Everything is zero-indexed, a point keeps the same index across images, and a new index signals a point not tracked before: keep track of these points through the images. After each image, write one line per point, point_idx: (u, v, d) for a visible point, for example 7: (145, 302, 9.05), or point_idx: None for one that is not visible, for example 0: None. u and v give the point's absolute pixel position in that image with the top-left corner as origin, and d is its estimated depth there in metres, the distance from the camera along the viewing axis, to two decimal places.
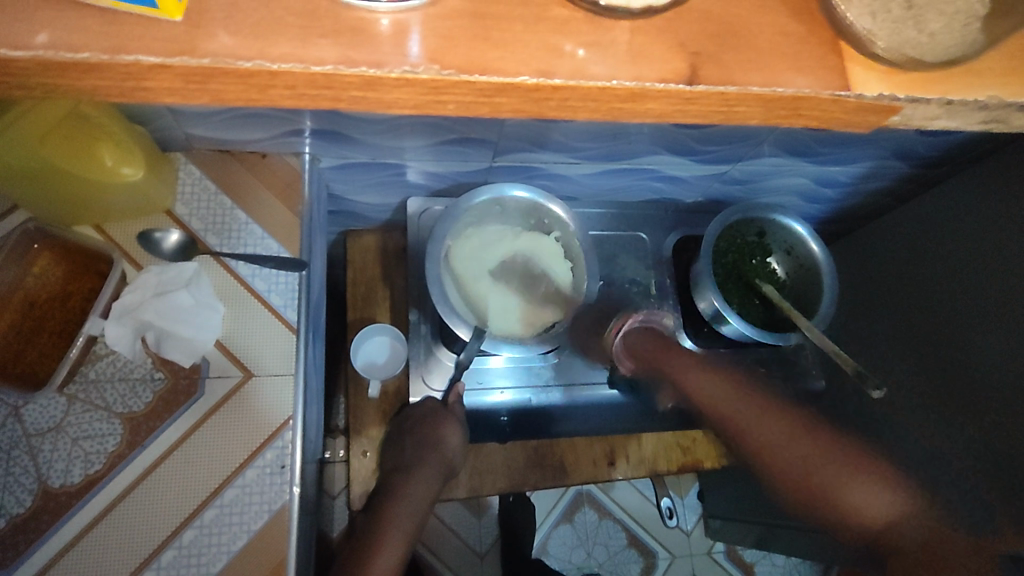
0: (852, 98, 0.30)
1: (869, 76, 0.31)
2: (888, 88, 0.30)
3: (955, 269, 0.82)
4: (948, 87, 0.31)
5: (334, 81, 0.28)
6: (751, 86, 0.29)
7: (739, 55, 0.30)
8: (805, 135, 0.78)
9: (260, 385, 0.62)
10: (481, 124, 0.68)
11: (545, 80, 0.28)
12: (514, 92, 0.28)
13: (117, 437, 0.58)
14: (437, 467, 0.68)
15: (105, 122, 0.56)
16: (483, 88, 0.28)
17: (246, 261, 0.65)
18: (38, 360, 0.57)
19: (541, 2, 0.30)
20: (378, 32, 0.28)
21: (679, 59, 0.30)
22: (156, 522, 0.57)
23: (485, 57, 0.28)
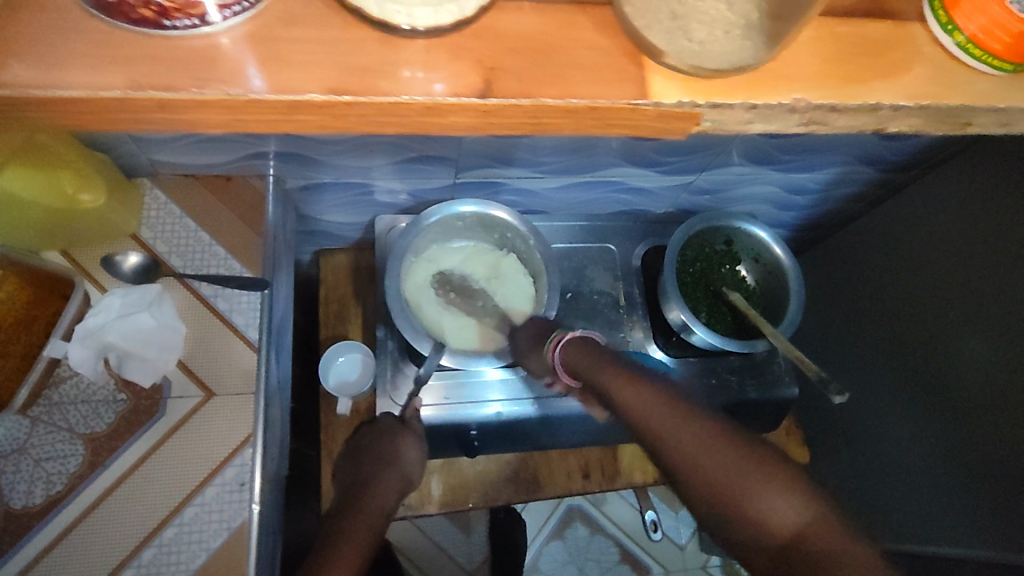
0: (649, 106, 0.32)
1: (668, 84, 0.32)
2: (686, 94, 0.32)
3: (926, 269, 0.82)
4: (764, 89, 0.33)
5: (111, 106, 0.29)
6: (544, 98, 0.31)
7: (544, 68, 0.32)
8: (767, 143, 0.79)
9: (220, 405, 0.63)
10: (439, 142, 0.69)
11: (335, 97, 0.30)
12: (310, 110, 0.30)
13: (78, 458, 0.59)
14: (394, 481, 0.70)
15: (62, 151, 0.56)
16: (276, 107, 0.30)
17: (209, 281, 0.66)
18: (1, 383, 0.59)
19: (336, 24, 0.32)
20: (186, 57, 0.30)
21: (476, 74, 0.31)
22: (117, 540, 0.58)
23: (286, 79, 0.30)
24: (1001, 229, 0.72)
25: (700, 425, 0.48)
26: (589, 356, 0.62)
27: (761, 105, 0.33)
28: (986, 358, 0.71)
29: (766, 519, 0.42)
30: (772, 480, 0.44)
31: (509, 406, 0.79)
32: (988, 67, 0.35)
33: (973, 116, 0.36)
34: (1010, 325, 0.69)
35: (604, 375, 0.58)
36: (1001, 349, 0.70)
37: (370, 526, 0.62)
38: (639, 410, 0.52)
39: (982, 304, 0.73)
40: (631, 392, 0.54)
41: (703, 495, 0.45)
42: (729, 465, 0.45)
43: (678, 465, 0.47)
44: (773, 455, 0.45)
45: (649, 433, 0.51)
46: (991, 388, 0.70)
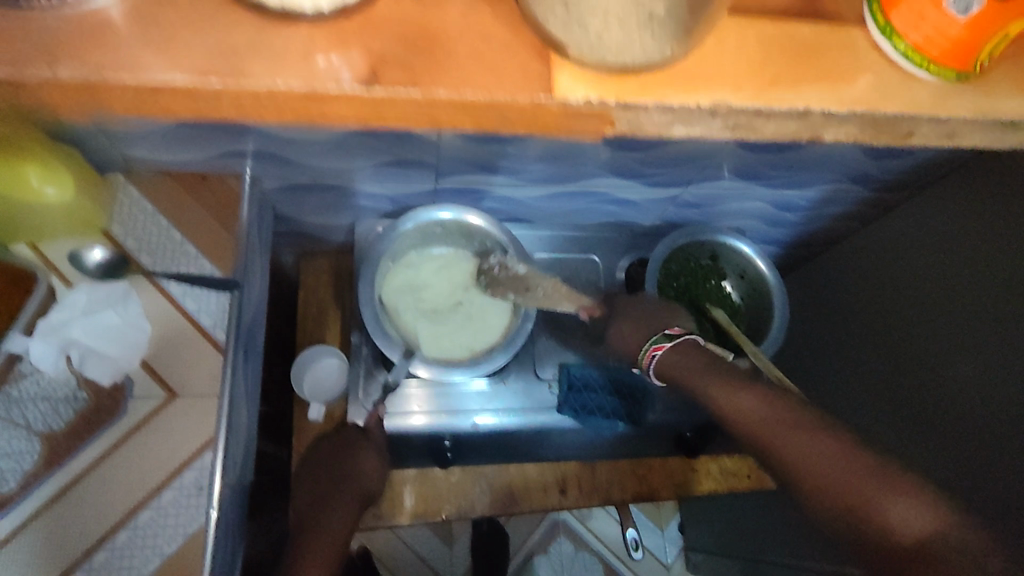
0: (550, 101, 0.31)
1: (572, 81, 0.32)
2: (592, 90, 0.32)
3: (917, 292, 0.80)
4: (663, 91, 0.32)
5: None
6: (436, 90, 0.30)
7: (439, 61, 0.31)
8: (755, 159, 0.78)
9: (183, 407, 0.62)
10: (416, 146, 0.68)
11: (199, 82, 0.29)
12: (180, 93, 0.29)
13: (34, 457, 0.57)
14: (351, 498, 0.69)
15: (27, 143, 0.55)
16: (138, 88, 0.29)
17: (178, 280, 0.65)
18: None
19: (225, 12, 0.31)
20: (71, 41, 0.29)
21: (363, 61, 0.30)
22: (67, 542, 0.57)
23: (174, 66, 0.29)
24: (997, 254, 0.70)
25: (821, 435, 0.51)
26: (684, 355, 0.64)
27: (673, 107, 0.32)
28: (975, 389, 0.69)
29: (895, 530, 0.44)
30: (898, 494, 0.45)
31: (490, 417, 0.77)
32: (927, 73, 0.34)
33: (913, 125, 0.35)
34: (1001, 354, 0.67)
35: (707, 380, 0.60)
36: (990, 381, 0.67)
37: (331, 545, 0.63)
38: (741, 413, 0.56)
39: (973, 330, 0.71)
40: (733, 396, 0.57)
41: (833, 506, 0.48)
42: (856, 472, 0.47)
43: (798, 475, 0.50)
44: (896, 468, 0.47)
45: (754, 436, 0.54)
46: (978, 422, 0.68)
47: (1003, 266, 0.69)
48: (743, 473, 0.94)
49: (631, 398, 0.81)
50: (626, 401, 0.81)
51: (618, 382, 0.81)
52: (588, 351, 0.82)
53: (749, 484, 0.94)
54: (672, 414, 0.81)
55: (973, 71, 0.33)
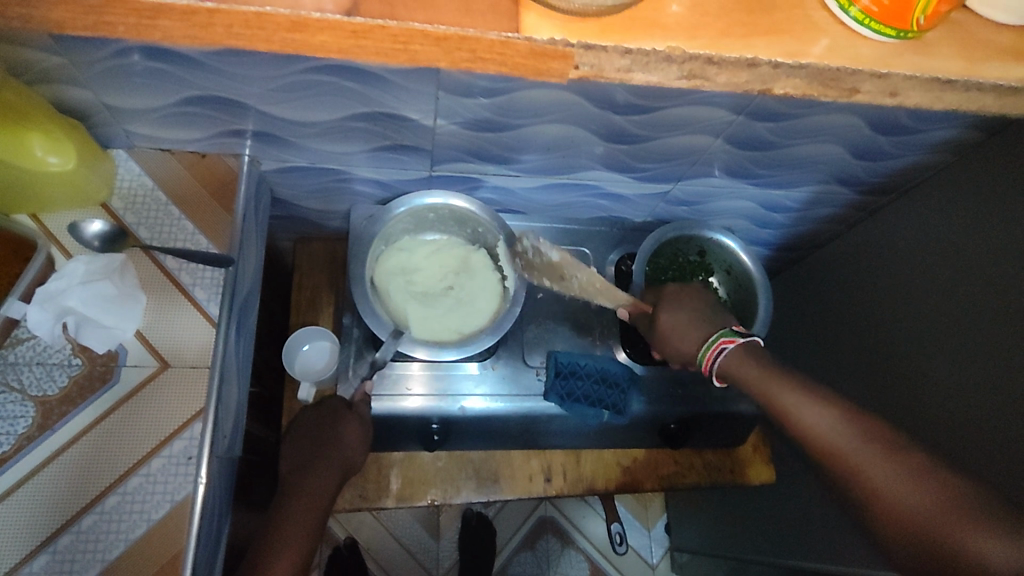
0: (518, 39, 0.38)
1: (539, 21, 0.38)
2: (557, 33, 0.38)
3: (904, 296, 0.82)
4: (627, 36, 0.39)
5: None
6: (412, 22, 0.36)
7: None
8: (744, 156, 0.79)
9: (174, 377, 0.63)
10: (411, 130, 0.70)
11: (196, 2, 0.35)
12: (172, 14, 0.35)
13: (28, 420, 0.59)
14: (336, 464, 0.73)
15: (34, 113, 0.57)
16: (138, 7, 0.35)
17: (175, 255, 0.67)
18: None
19: None
20: None
21: None
22: (56, 505, 0.58)
23: None
24: (983, 257, 0.72)
25: (910, 467, 0.53)
26: (752, 364, 0.63)
27: (633, 50, 0.39)
28: (962, 389, 0.72)
29: (981, 565, 0.47)
30: (987, 531, 0.48)
31: (480, 401, 0.78)
32: (872, 32, 0.40)
33: (858, 82, 0.41)
34: (987, 354, 0.69)
35: (782, 389, 0.61)
36: (974, 382, 0.70)
37: (312, 520, 0.65)
38: (820, 436, 0.58)
39: (959, 332, 0.73)
40: (809, 410, 0.59)
41: (919, 538, 0.51)
42: (945, 508, 0.50)
43: (882, 503, 0.54)
44: (988, 507, 0.49)
45: (837, 460, 0.57)
46: (963, 420, 0.71)
47: (988, 268, 0.71)
48: (726, 467, 0.96)
49: (619, 386, 0.81)
50: (615, 390, 0.80)
51: (604, 372, 0.81)
52: (576, 341, 0.84)
53: (733, 478, 0.95)
54: (658, 406, 0.82)
55: (912, 31, 0.39)
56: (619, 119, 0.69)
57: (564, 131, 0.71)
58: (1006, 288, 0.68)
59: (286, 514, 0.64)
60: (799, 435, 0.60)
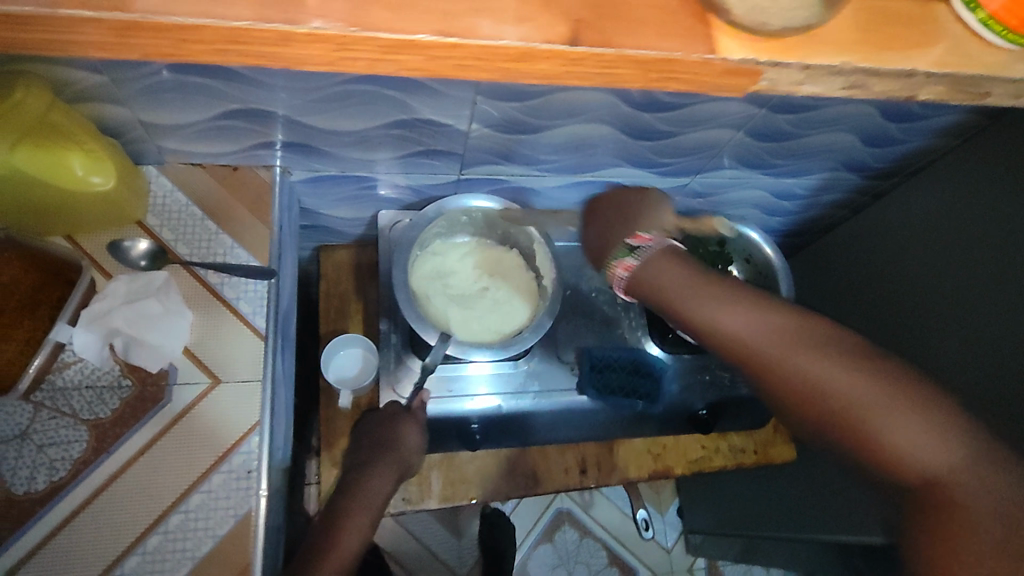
0: (717, 60, 0.36)
1: (734, 42, 0.37)
2: (751, 52, 0.37)
3: (910, 270, 0.85)
4: (805, 52, 0.37)
5: (247, 36, 0.33)
6: (626, 49, 0.35)
7: (616, 20, 0.36)
8: (760, 147, 0.82)
9: (227, 392, 0.63)
10: (445, 135, 0.70)
11: (441, 38, 0.34)
12: (413, 49, 0.34)
13: (82, 444, 0.59)
14: (397, 465, 0.72)
15: (71, 128, 0.56)
16: (385, 44, 0.34)
17: (215, 270, 0.66)
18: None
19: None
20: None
21: (563, 24, 0.35)
22: (122, 527, 0.57)
23: (377, 17, 0.34)
24: (988, 230, 0.74)
25: (826, 352, 0.51)
26: (673, 261, 0.61)
27: (812, 65, 0.37)
28: (957, 367, 0.74)
29: (907, 453, 0.46)
30: (906, 414, 0.46)
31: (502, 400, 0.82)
32: (1004, 41, 0.39)
33: (989, 87, 0.40)
34: (988, 320, 0.72)
35: (704, 300, 0.57)
36: (973, 355, 0.73)
37: (357, 528, 0.64)
38: (754, 339, 0.54)
39: (958, 308, 0.76)
40: (733, 315, 0.56)
41: (830, 420, 0.49)
42: (864, 392, 0.48)
43: (799, 393, 0.51)
44: (915, 384, 0.48)
45: (762, 360, 0.53)
46: (965, 385, 0.73)
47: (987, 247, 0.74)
48: (750, 448, 0.94)
49: (648, 377, 0.85)
50: (647, 381, 0.85)
51: (637, 363, 0.86)
52: (606, 335, 0.87)
53: (757, 458, 0.93)
54: None
55: None
56: (648, 116, 0.71)
57: (593, 129, 0.73)
58: (1003, 266, 0.71)
59: (340, 525, 0.63)
60: (719, 337, 0.56)
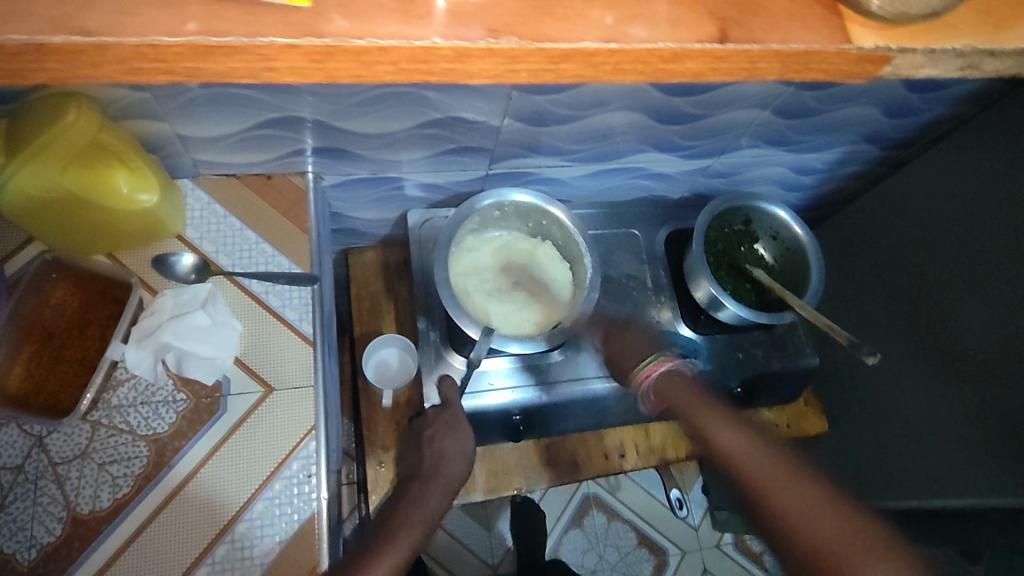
0: (853, 49, 0.37)
1: (865, 32, 0.38)
2: (881, 41, 0.37)
3: (928, 238, 0.86)
4: (932, 38, 0.38)
5: (432, 55, 0.34)
6: (770, 44, 0.36)
7: (760, 19, 0.37)
8: (782, 124, 0.82)
9: (281, 399, 0.63)
10: (479, 131, 0.70)
11: (604, 45, 0.34)
12: (578, 57, 0.35)
13: (143, 460, 0.59)
14: (457, 463, 0.72)
15: (118, 147, 0.57)
16: (552, 54, 0.34)
17: (259, 279, 0.67)
18: (36, 370, 0.59)
19: (546, 1, 0.35)
20: (438, 16, 0.34)
21: (711, 24, 0.36)
22: (188, 540, 0.57)
23: (546, 28, 0.34)
24: (1005, 194, 0.76)
25: (855, 510, 0.52)
26: (682, 382, 0.70)
27: (938, 50, 0.38)
28: (989, 322, 0.76)
29: None
30: (870, 562, 0.48)
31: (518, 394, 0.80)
32: None
33: None
34: (1014, 285, 0.73)
35: (711, 419, 0.64)
36: (1004, 308, 0.74)
37: (421, 525, 0.62)
38: (734, 451, 0.60)
39: (982, 266, 0.78)
40: (725, 437, 0.62)
41: (816, 559, 0.50)
42: (830, 531, 0.50)
43: (780, 521, 0.53)
44: (885, 557, 0.48)
45: (744, 479, 0.58)
46: (997, 350, 0.74)
47: (1002, 202, 0.76)
48: (783, 422, 0.99)
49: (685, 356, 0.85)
50: (684, 361, 0.84)
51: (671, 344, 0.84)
52: (638, 319, 0.87)
53: (790, 431, 0.99)
54: (725, 371, 0.87)
55: None
56: (678, 101, 0.71)
57: (621, 117, 0.73)
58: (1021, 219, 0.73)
59: (403, 521, 0.62)
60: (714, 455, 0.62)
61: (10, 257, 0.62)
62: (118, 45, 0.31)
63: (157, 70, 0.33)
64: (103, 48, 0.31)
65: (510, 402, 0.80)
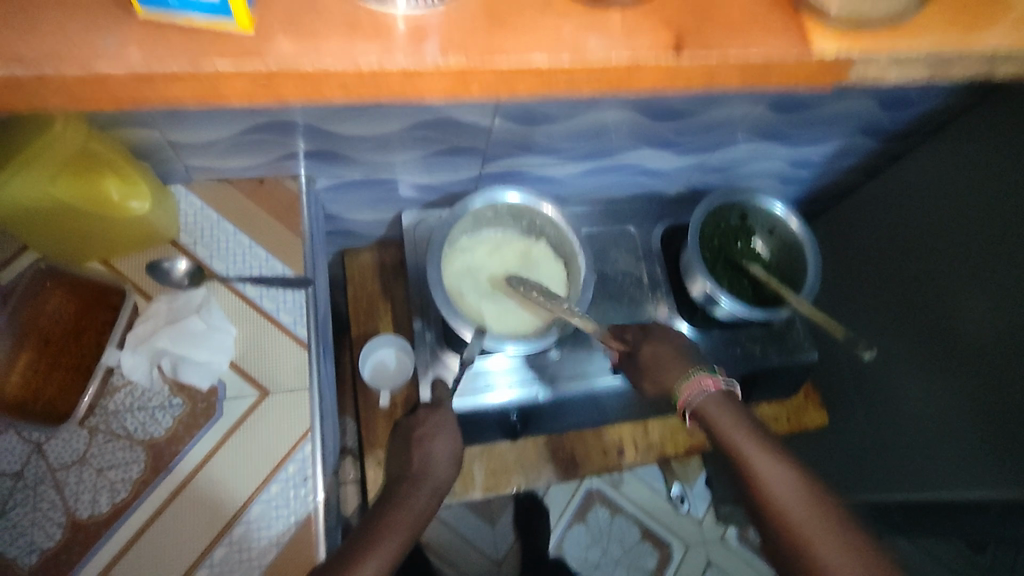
0: (813, 57, 0.37)
1: (826, 38, 0.37)
2: (844, 47, 0.37)
3: (927, 230, 0.85)
4: (896, 40, 0.37)
5: (379, 80, 0.34)
6: (728, 52, 0.36)
7: (717, 27, 0.36)
8: (776, 119, 0.82)
9: (276, 402, 0.64)
10: (469, 132, 0.70)
11: (556, 59, 0.34)
12: (529, 74, 0.35)
13: (140, 465, 0.60)
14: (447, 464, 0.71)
15: (109, 156, 0.58)
16: (503, 71, 0.34)
17: (253, 283, 0.67)
18: (34, 377, 0.59)
19: (505, 12, 0.35)
20: (396, 34, 0.34)
21: (667, 33, 0.36)
22: (186, 543, 0.58)
23: (501, 44, 0.34)
24: (1006, 185, 0.75)
25: None
26: (729, 409, 0.63)
27: (902, 54, 0.37)
28: (990, 314, 0.75)
29: None
30: None
31: (516, 392, 0.80)
32: None
33: None
34: (1016, 277, 0.72)
35: (758, 454, 0.59)
36: (1006, 300, 0.73)
37: (407, 529, 0.61)
38: (781, 492, 0.57)
39: (982, 256, 0.77)
40: (775, 476, 0.58)
41: None
42: None
43: None
44: None
45: (787, 522, 0.55)
46: (999, 342, 0.73)
47: (1002, 192, 0.75)
48: (782, 417, 1.00)
49: None
50: None
51: None
52: (635, 317, 0.87)
53: (790, 426, 0.99)
54: (722, 367, 0.87)
55: None
56: (669, 98, 0.71)
57: (613, 114, 0.73)
58: (1023, 209, 0.72)
59: (387, 526, 0.60)
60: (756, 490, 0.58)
61: (7, 265, 0.62)
62: (60, 77, 0.30)
63: (110, 101, 0.33)
64: (44, 80, 0.30)
65: (509, 400, 0.80)
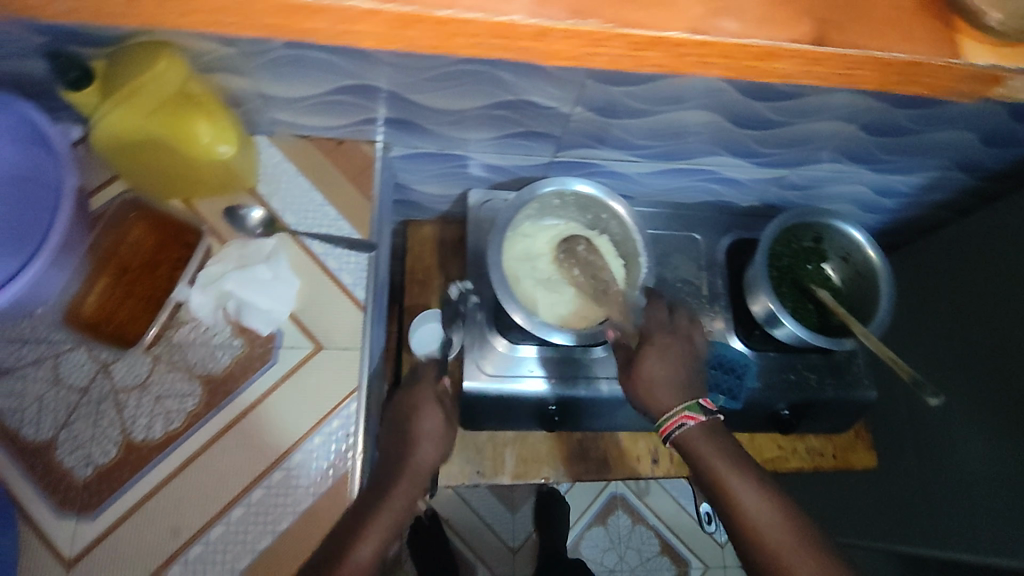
0: (962, 64, 0.38)
1: (978, 48, 0.39)
2: (995, 59, 0.39)
3: (1011, 281, 0.80)
4: None
5: (512, 31, 0.36)
6: (874, 52, 0.38)
7: (864, 25, 0.38)
8: (868, 142, 0.78)
9: (327, 357, 0.65)
10: (547, 116, 0.70)
11: (689, 36, 0.36)
12: (662, 46, 0.37)
13: (196, 398, 0.62)
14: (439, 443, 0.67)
15: (201, 96, 0.59)
16: (635, 40, 0.36)
17: (321, 241, 0.69)
18: (108, 301, 0.63)
19: None
20: None
21: (814, 26, 0.38)
22: (228, 480, 0.60)
23: (633, 15, 0.36)
24: None
25: None
26: (710, 439, 0.63)
27: None
28: None
29: None
30: None
31: (559, 384, 0.80)
32: None
33: None
34: None
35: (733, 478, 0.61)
36: None
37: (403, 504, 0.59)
38: (764, 526, 0.59)
39: None
40: (749, 501, 0.60)
41: None
42: None
43: None
44: None
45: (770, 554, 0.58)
46: None
47: None
48: (828, 453, 0.98)
49: (732, 372, 0.83)
50: (729, 375, 0.83)
51: (720, 357, 0.83)
52: None
53: (834, 463, 0.97)
54: (772, 391, 0.84)
55: None
56: (760, 106, 0.68)
57: (697, 117, 0.71)
58: None
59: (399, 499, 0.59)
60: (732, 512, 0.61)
61: (98, 191, 0.66)
62: None
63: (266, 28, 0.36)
64: None
65: (550, 391, 0.79)
